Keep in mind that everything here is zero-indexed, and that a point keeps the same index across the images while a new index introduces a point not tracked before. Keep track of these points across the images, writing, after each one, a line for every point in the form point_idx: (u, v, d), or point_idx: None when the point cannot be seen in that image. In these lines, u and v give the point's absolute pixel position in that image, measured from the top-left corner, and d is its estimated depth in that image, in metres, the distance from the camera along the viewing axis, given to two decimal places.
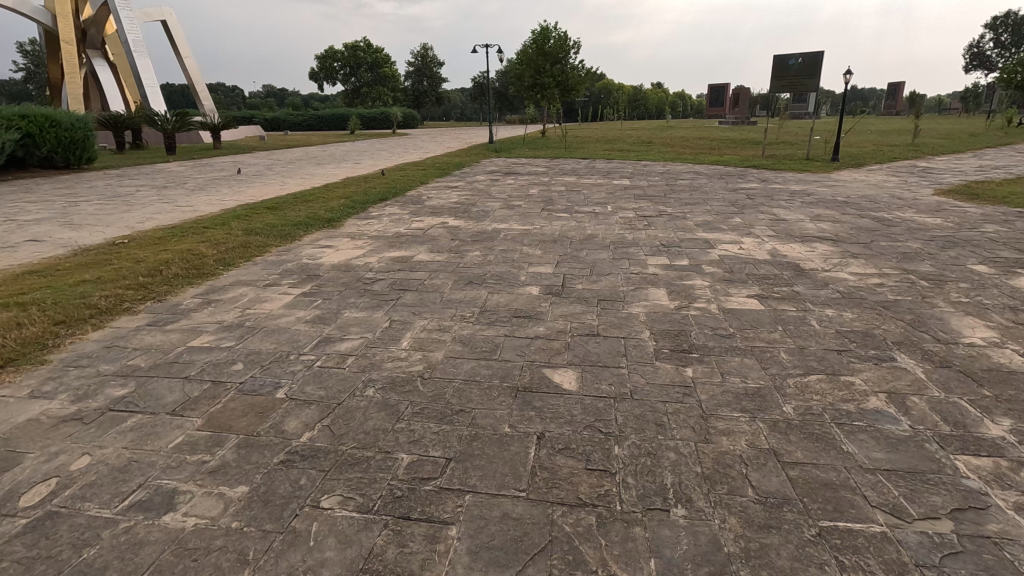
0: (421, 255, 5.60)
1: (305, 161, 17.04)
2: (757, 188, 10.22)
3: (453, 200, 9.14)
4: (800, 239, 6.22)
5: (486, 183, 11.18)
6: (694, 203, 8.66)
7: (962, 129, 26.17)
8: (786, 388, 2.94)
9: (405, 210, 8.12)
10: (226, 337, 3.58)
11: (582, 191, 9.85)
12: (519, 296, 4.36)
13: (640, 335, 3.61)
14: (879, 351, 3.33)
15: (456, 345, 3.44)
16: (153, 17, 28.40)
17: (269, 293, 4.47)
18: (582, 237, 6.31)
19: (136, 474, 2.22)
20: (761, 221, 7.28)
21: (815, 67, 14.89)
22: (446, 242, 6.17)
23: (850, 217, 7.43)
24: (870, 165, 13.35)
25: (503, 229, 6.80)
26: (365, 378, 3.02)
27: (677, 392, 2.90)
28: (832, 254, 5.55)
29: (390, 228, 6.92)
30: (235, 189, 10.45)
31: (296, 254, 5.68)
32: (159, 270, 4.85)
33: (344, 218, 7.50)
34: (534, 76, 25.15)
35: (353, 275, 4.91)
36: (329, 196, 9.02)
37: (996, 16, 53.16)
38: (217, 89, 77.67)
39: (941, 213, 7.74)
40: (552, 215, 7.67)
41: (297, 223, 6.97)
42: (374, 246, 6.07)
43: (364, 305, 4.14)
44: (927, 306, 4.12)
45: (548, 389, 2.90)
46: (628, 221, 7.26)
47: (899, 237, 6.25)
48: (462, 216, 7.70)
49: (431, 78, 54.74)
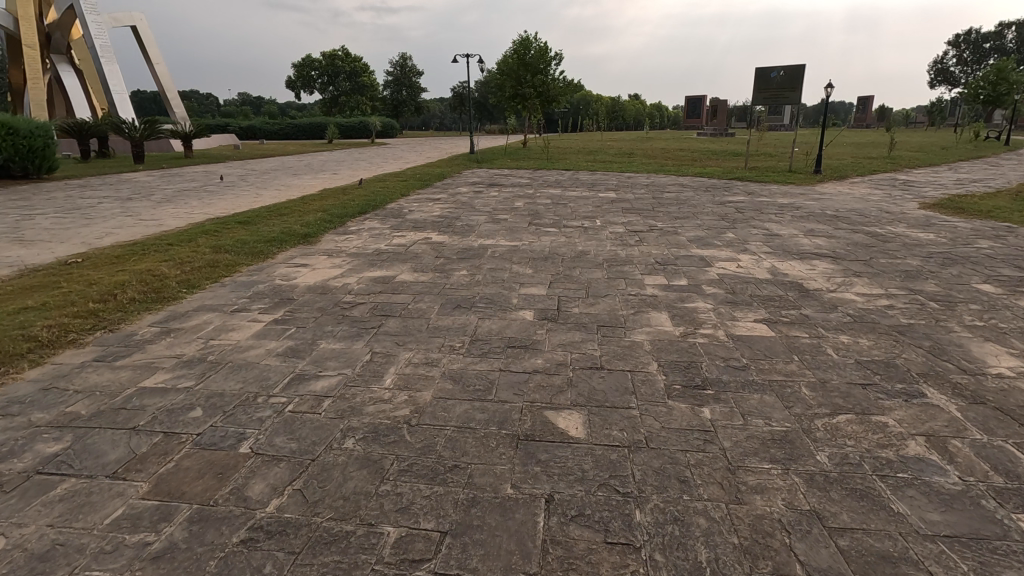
0: (404, 274, 5.25)
1: (281, 171, 16.50)
2: (745, 201, 10.08)
3: (436, 213, 8.80)
4: (798, 256, 6.02)
5: (469, 195, 10.85)
6: (684, 216, 8.46)
7: (935, 141, 26.72)
8: (815, 431, 2.65)
9: (385, 225, 7.73)
10: (184, 375, 3.16)
11: (569, 204, 9.59)
12: (512, 322, 4.03)
13: (647, 368, 3.30)
14: (906, 385, 3.07)
15: (445, 383, 3.09)
16: (122, 23, 27.56)
17: (237, 319, 4.06)
18: (573, 255, 6.03)
19: (60, 562, 1.82)
20: (754, 236, 7.09)
21: (796, 80, 14.96)
22: (430, 260, 5.82)
23: (844, 232, 7.29)
24: (852, 178, 13.40)
25: (490, 246, 6.48)
26: (344, 426, 2.64)
27: (696, 438, 2.59)
28: (834, 273, 5.34)
29: (370, 245, 6.54)
30: (203, 202, 9.91)
31: (268, 275, 5.26)
32: (113, 294, 4.40)
33: (322, 233, 7.10)
34: (516, 86, 25.01)
35: (330, 299, 4.52)
36: (304, 209, 8.58)
37: (959, 34, 55.07)
38: (190, 96, 76.01)
39: (932, 228, 7.65)
40: (540, 230, 7.38)
41: (270, 240, 6.54)
42: (353, 264, 5.69)
43: (342, 334, 3.76)
44: (943, 330, 3.89)
45: (552, 438, 2.57)
46: (619, 237, 7.01)
47: (897, 254, 6.10)
48: (446, 231, 7.35)
49: (411, 88, 55.30)
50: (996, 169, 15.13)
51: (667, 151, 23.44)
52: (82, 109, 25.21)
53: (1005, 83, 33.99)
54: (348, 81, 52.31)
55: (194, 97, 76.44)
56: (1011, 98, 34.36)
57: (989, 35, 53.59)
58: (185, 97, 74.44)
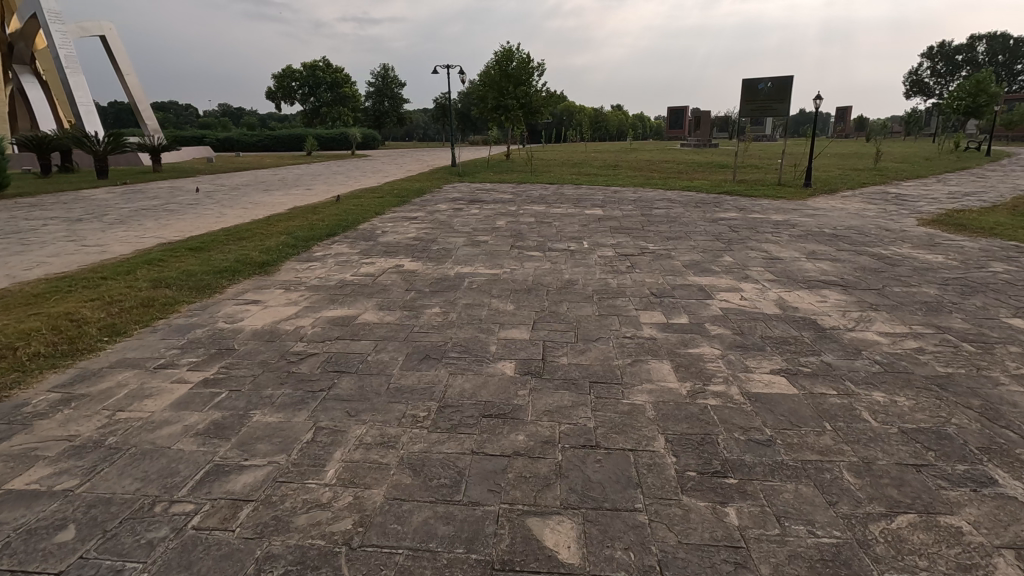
0: (368, 313, 4.61)
1: (252, 187, 15.72)
2: (738, 218, 9.61)
3: (411, 234, 8.18)
4: (804, 284, 5.50)
5: (449, 213, 10.25)
6: (676, 237, 7.93)
7: (920, 153, 26.76)
8: (874, 544, 2.06)
9: (353, 250, 7.07)
10: (66, 470, 2.47)
11: (554, 223, 9.02)
12: (489, 379, 3.40)
13: (653, 447, 2.69)
14: (970, 467, 2.50)
15: (402, 475, 2.45)
16: (90, 32, 26.65)
17: (157, 381, 3.37)
18: (560, 285, 5.44)
19: None
20: (754, 259, 6.58)
21: (784, 91, 14.66)
22: (399, 294, 5.19)
23: (848, 255, 6.81)
24: (843, 192, 13.07)
25: (467, 275, 5.86)
26: (261, 553, 1.99)
27: (725, 559, 1.99)
28: (849, 306, 4.81)
29: (334, 275, 5.89)
30: (160, 223, 9.17)
31: (210, 316, 4.57)
32: (14, 349, 3.69)
33: (281, 261, 6.43)
34: (498, 97, 24.54)
35: (275, 350, 3.85)
36: (267, 232, 7.89)
37: (934, 46, 56.13)
38: (167, 108, 74.43)
39: (938, 248, 7.21)
40: (523, 255, 6.79)
41: (221, 271, 5.85)
42: (312, 300, 5.03)
43: (281, 402, 3.09)
44: (990, 383, 3.35)
45: (538, 567, 1.94)
46: (608, 262, 6.44)
47: (910, 281, 5.60)
48: (419, 256, 6.72)
49: (394, 99, 54.82)
50: (984, 181, 14.96)
51: (652, 163, 23.19)
52: (46, 122, 24.16)
53: (984, 94, 34.50)
54: (330, 92, 51.55)
55: (171, 109, 74.65)
56: (990, 110, 34.89)
57: (961, 48, 54.73)
58: (161, 109, 73.01)
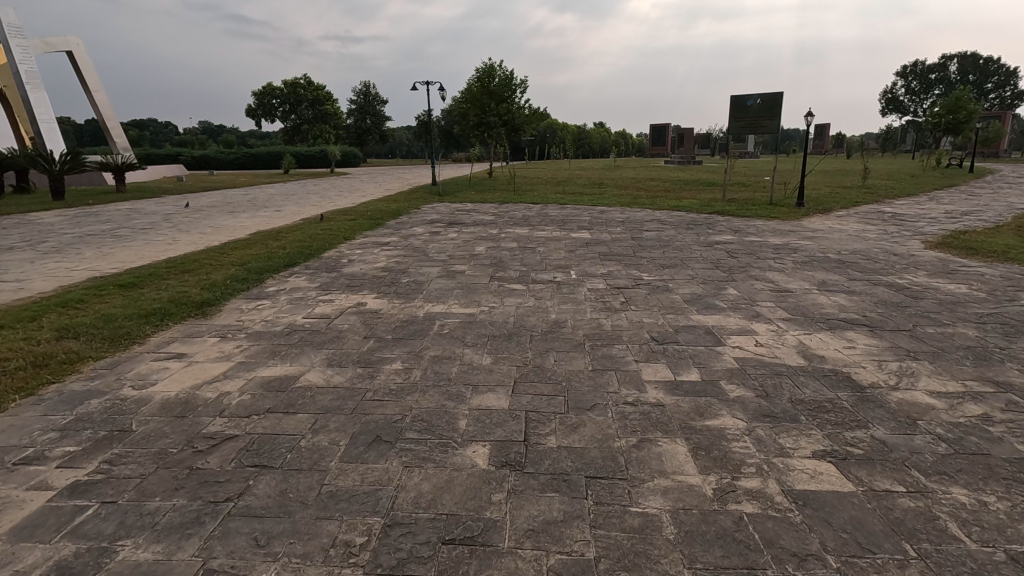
0: (312, 373, 3.79)
1: (218, 208, 14.82)
2: (735, 241, 9.00)
3: (380, 263, 7.41)
4: (824, 324, 4.82)
5: (424, 237, 9.52)
6: (671, 264, 7.26)
7: (905, 169, 26.63)
8: None
9: (311, 284, 6.26)
10: None
11: (538, 249, 8.31)
12: (455, 476, 2.60)
13: None
14: None
15: None
16: (55, 48, 25.69)
17: (6, 489, 2.50)
18: (545, 329, 4.69)
19: None
20: (761, 292, 5.92)
21: (774, 108, 14.26)
22: (354, 344, 4.38)
23: (863, 285, 6.17)
24: (837, 211, 12.62)
25: (439, 316, 5.08)
26: None
27: None
28: (881, 354, 4.10)
29: (283, 318, 5.07)
30: (102, 252, 8.27)
31: (115, 379, 3.71)
32: None
33: (224, 300, 5.58)
34: (480, 114, 24.00)
35: (183, 431, 3.01)
36: (216, 263, 7.05)
37: (909, 65, 57.33)
38: (144, 125, 72.96)
39: (956, 276, 6.60)
40: (503, 289, 6.04)
41: (148, 314, 5.00)
42: (249, 353, 4.20)
43: (168, 524, 2.25)
44: None
45: None
46: (599, 297, 5.72)
47: (940, 319, 4.94)
48: (386, 291, 5.94)
49: (376, 116, 54.32)
50: (977, 199, 14.66)
51: (638, 180, 22.81)
52: None
53: (963, 111, 34.94)
54: (310, 110, 50.81)
55: (149, 127, 73.25)
56: (969, 127, 35.28)
57: (933, 67, 55.89)
58: (138, 127, 71.57)
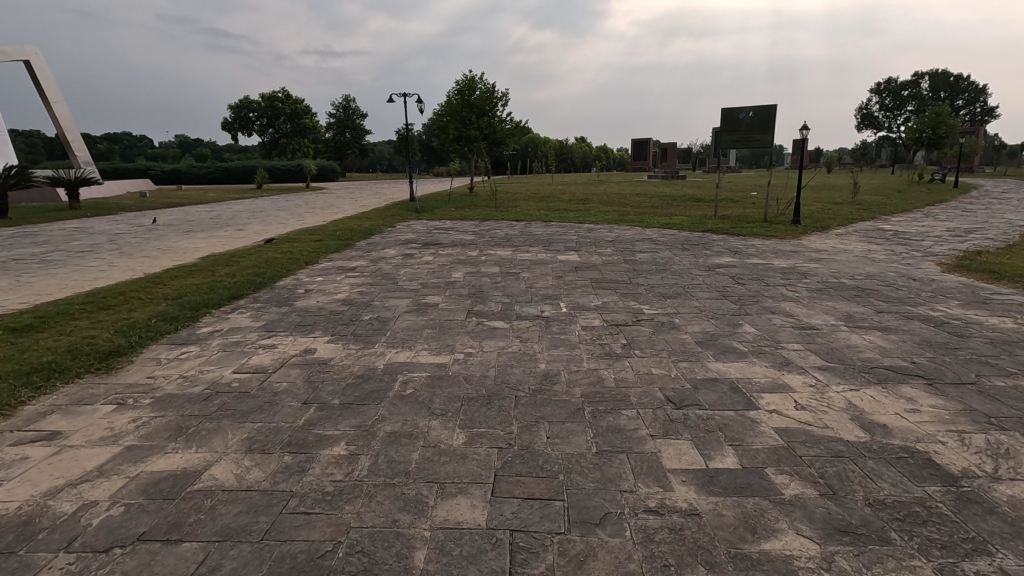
0: (220, 466, 2.80)
1: (176, 227, 13.73)
2: (737, 264, 8.24)
3: (341, 293, 6.44)
4: (870, 375, 3.98)
5: (396, 261, 8.58)
6: (674, 293, 6.42)
7: (891, 184, 26.44)
8: None
9: (254, 324, 5.25)
10: None
11: (523, 275, 7.42)
12: None
13: None
14: None
15: None
16: (11, 57, 24.35)
17: None
18: (533, 387, 3.77)
19: None
20: (783, 330, 5.09)
21: (767, 121, 13.67)
22: (289, 414, 3.39)
23: (895, 319, 5.39)
24: (835, 228, 12.02)
25: (402, 368, 4.13)
26: None
27: None
28: (957, 422, 3.25)
29: (208, 373, 4.07)
30: (19, 282, 7.17)
31: None
32: None
33: (137, 347, 4.54)
34: (460, 128, 23.23)
35: None
36: (147, 296, 6.03)
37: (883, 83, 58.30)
38: (117, 139, 70.97)
39: (994, 308, 5.84)
40: (482, 328, 5.11)
41: (31, 371, 3.96)
42: (147, 430, 3.19)
43: None
44: None
45: None
46: (596, 338, 4.81)
47: (1003, 366, 4.13)
48: (343, 333, 4.96)
49: (354, 130, 53.35)
50: (974, 216, 14.21)
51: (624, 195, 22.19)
52: None
53: (943, 127, 35.06)
54: (288, 123, 49.65)
55: (122, 141, 71.15)
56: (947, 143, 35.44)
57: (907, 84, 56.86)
58: (110, 139, 69.79)
